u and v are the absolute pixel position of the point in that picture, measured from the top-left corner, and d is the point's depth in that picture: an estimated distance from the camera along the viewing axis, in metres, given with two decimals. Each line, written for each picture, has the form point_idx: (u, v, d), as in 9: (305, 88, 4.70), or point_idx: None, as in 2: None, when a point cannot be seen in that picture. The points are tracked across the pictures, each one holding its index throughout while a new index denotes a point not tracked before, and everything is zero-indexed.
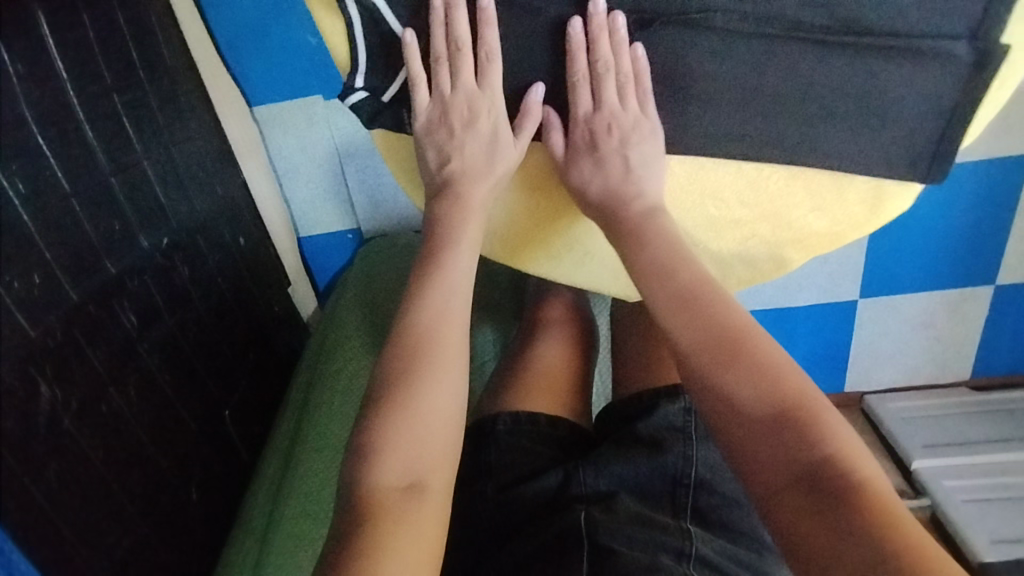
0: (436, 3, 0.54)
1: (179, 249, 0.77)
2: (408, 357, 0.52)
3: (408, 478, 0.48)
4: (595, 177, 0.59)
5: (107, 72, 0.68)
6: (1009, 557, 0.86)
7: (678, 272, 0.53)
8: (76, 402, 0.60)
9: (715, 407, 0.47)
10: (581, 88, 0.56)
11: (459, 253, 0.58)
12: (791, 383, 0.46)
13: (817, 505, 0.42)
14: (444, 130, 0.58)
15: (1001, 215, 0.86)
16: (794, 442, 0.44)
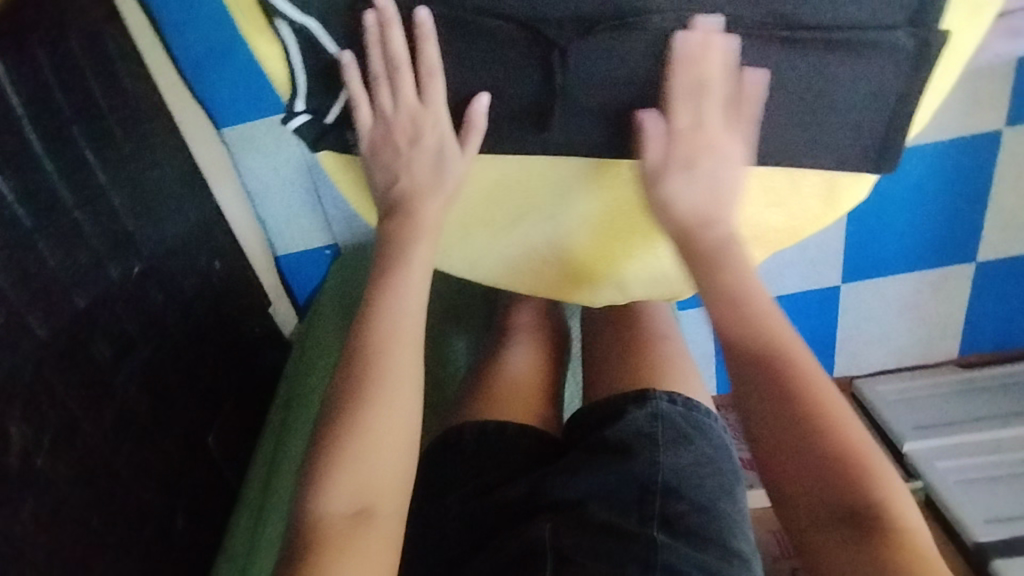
0: (369, 23, 0.53)
1: (152, 276, 0.76)
2: (357, 383, 0.52)
3: (357, 506, 0.49)
4: (687, 195, 0.56)
5: (65, 103, 0.67)
6: (1003, 536, 0.86)
7: (748, 299, 0.54)
8: (49, 439, 0.61)
9: (764, 436, 0.48)
10: (681, 106, 0.54)
11: (410, 274, 0.58)
12: (845, 426, 0.47)
13: (856, 547, 0.44)
14: (390, 149, 0.58)
15: (981, 193, 0.85)
16: (841, 480, 0.46)
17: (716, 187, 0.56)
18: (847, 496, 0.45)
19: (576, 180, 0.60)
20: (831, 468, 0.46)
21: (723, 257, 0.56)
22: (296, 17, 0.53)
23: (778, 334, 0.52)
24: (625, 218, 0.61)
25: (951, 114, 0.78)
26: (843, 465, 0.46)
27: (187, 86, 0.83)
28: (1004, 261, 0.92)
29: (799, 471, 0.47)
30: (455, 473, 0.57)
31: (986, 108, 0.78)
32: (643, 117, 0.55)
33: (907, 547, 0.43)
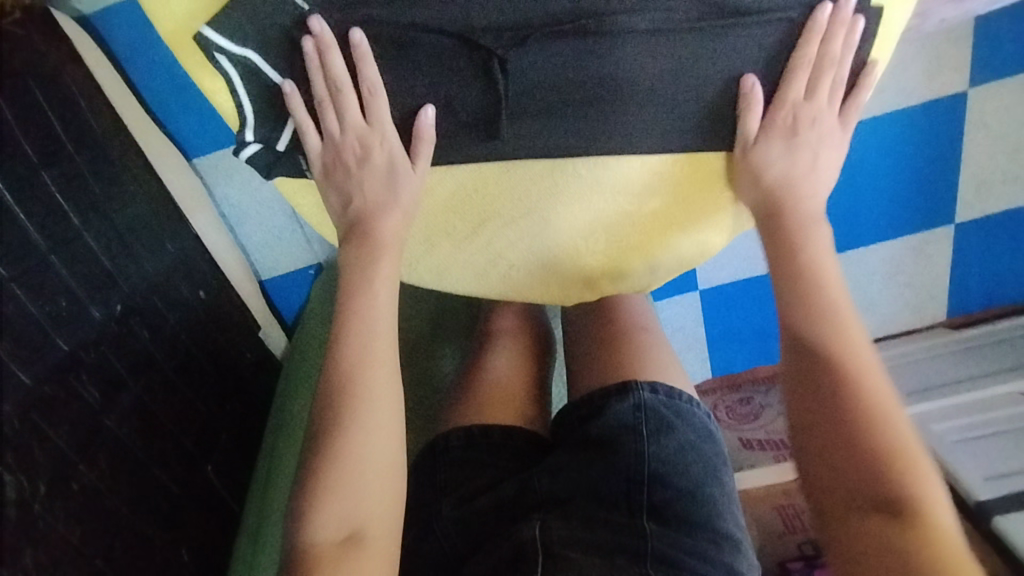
0: (307, 50, 0.54)
1: (136, 313, 0.77)
2: (336, 408, 0.53)
3: (347, 532, 0.50)
4: (778, 161, 0.58)
5: (32, 150, 0.67)
6: (1003, 493, 0.87)
7: (824, 282, 0.56)
8: (44, 484, 0.61)
9: (810, 415, 0.51)
10: (801, 74, 0.55)
11: (378, 293, 0.59)
12: (899, 421, 0.49)
13: (889, 530, 0.45)
14: (342, 172, 0.59)
15: (949, 157, 0.85)
16: (881, 466, 0.47)
17: (805, 158, 0.59)
18: (889, 482, 0.47)
19: (532, 181, 0.59)
20: (875, 456, 0.48)
21: (804, 235, 0.58)
22: (234, 49, 0.53)
23: (845, 323, 0.54)
24: (574, 213, 0.60)
25: (908, 82, 0.79)
26: (889, 454, 0.48)
27: (151, 118, 0.84)
28: (984, 220, 0.91)
29: (845, 451, 0.49)
30: (446, 480, 0.57)
31: (945, 71, 0.78)
32: (747, 81, 0.55)
33: (936, 537, 0.44)
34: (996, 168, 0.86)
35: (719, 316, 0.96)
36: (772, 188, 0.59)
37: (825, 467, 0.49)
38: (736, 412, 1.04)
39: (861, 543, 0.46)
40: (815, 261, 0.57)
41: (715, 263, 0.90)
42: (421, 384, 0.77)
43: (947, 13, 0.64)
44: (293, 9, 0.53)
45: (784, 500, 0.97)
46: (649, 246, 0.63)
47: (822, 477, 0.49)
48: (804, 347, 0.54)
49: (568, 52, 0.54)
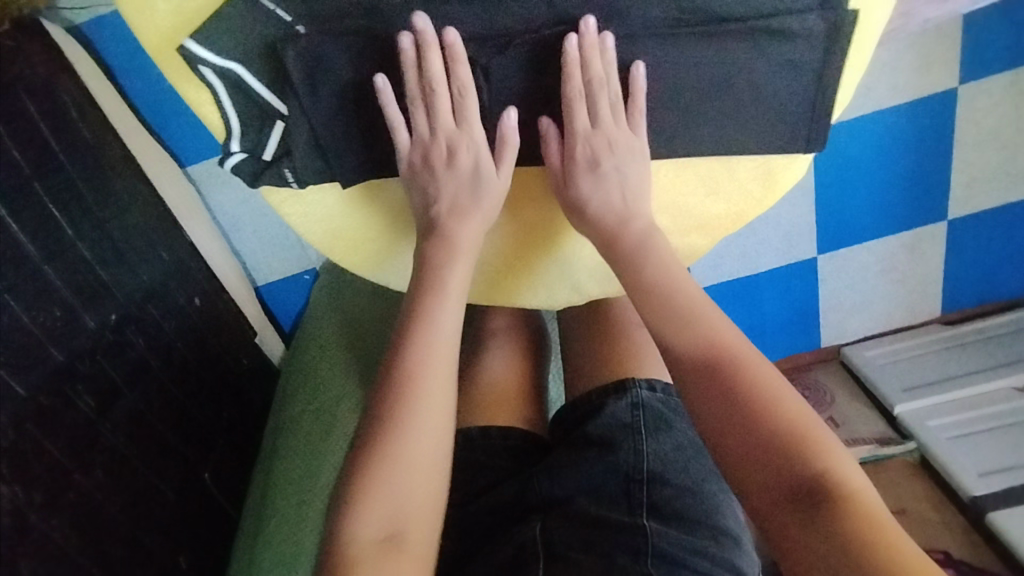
0: (405, 45, 0.53)
1: (130, 321, 0.76)
2: (394, 407, 0.53)
3: (389, 530, 0.50)
4: (594, 196, 0.58)
5: (23, 160, 0.66)
6: (999, 487, 0.86)
7: (677, 296, 0.56)
8: (40, 494, 0.61)
9: (710, 419, 0.50)
10: (575, 104, 0.55)
11: (448, 300, 0.58)
12: (794, 407, 0.48)
13: (813, 519, 0.43)
14: (422, 172, 0.58)
15: (941, 155, 0.86)
16: (787, 456, 0.46)
17: (613, 187, 0.58)
18: (802, 467, 0.45)
19: (522, 189, 0.62)
20: (780, 447, 0.46)
21: (650, 253, 0.58)
22: (217, 62, 0.53)
23: (708, 325, 0.54)
24: (538, 224, 0.62)
25: (892, 81, 0.79)
26: (793, 440, 0.47)
27: (145, 127, 0.84)
28: (974, 217, 0.92)
29: (750, 449, 0.47)
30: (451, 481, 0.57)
31: (935, 66, 0.78)
32: (543, 123, 0.57)
33: (863, 515, 0.43)
34: (986, 164, 0.87)
35: None
36: (598, 221, 0.59)
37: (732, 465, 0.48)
38: None
39: (792, 538, 0.44)
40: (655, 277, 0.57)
41: None
42: None
43: (929, 13, 0.64)
44: (276, 23, 0.53)
45: None
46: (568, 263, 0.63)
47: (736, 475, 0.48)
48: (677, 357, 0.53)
49: (545, 58, 0.54)
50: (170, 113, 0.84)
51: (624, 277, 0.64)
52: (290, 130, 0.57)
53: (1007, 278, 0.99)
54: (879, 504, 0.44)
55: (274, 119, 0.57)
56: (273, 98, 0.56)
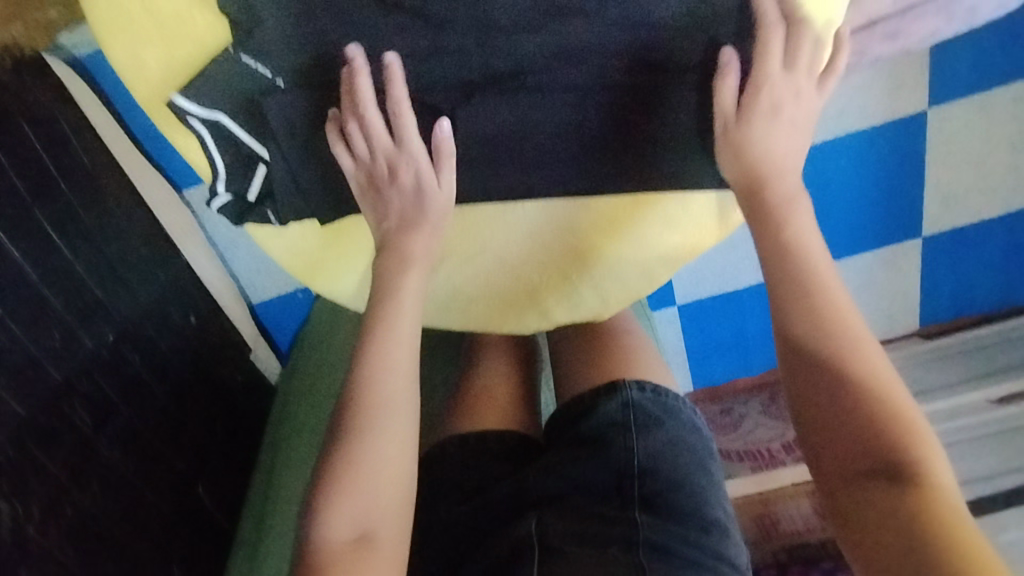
0: (343, 72, 0.55)
1: (127, 340, 0.77)
2: (355, 415, 0.55)
3: (360, 529, 0.51)
4: (765, 139, 0.54)
5: (23, 187, 0.68)
6: (991, 491, 0.90)
7: (812, 256, 0.52)
8: (39, 509, 0.62)
9: (805, 390, 0.48)
10: (773, 43, 0.53)
11: (404, 306, 0.59)
12: (889, 388, 0.47)
13: (887, 497, 0.43)
14: (368, 193, 0.59)
15: (911, 176, 0.90)
16: (875, 438, 0.45)
17: (779, 138, 0.55)
18: (887, 446, 0.44)
19: (488, 221, 0.63)
20: (866, 423, 0.45)
21: (785, 218, 0.54)
22: (203, 113, 0.56)
23: (830, 286, 0.51)
24: (507, 253, 0.65)
25: (867, 104, 0.83)
26: (880, 417, 0.45)
27: (145, 156, 0.86)
28: (948, 233, 0.95)
29: (836, 419, 0.46)
30: (446, 482, 0.58)
31: (905, 91, 0.82)
32: (727, 52, 0.53)
33: (939, 500, 0.42)
34: (959, 183, 0.91)
35: (697, 330, 0.99)
36: (756, 169, 0.55)
37: (816, 442, 0.47)
38: (718, 424, 1.05)
39: (862, 510, 0.43)
40: (810, 238, 0.54)
41: (694, 275, 0.93)
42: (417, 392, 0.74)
43: (880, 52, 0.66)
44: (258, 81, 0.56)
45: (760, 508, 0.94)
46: (648, 259, 0.65)
47: (815, 449, 0.47)
48: (796, 320, 0.50)
49: (508, 100, 0.56)
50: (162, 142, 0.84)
51: (595, 302, 0.67)
52: (272, 173, 0.59)
53: (983, 294, 1.02)
54: (953, 492, 0.43)
55: (257, 162, 0.59)
56: (256, 143, 0.58)
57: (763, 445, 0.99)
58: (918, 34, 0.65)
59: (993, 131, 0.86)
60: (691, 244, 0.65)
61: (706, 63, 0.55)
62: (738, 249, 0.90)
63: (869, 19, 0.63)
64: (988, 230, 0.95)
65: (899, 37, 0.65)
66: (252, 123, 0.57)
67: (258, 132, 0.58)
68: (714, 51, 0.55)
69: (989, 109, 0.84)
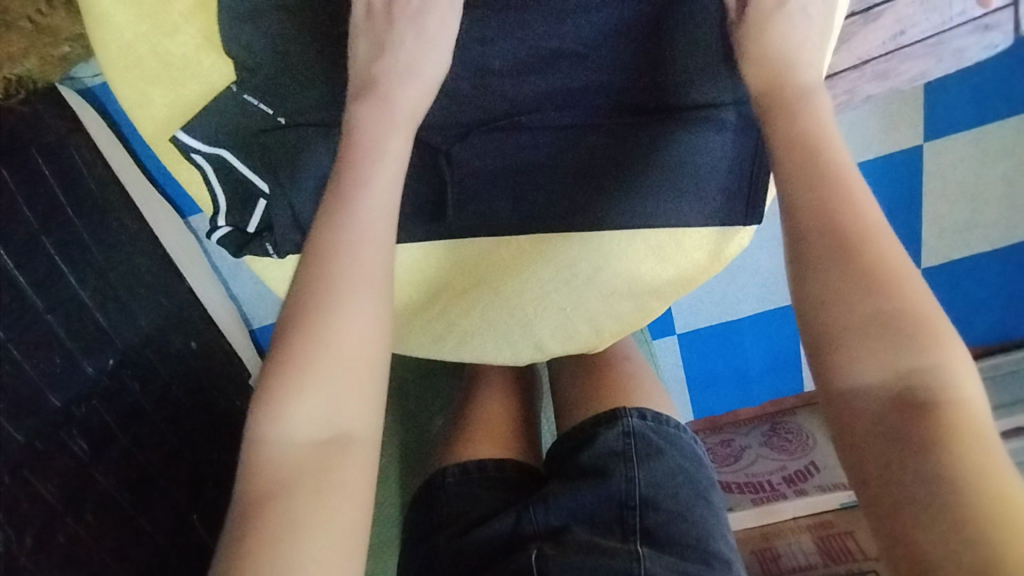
0: None
1: (128, 366, 0.77)
2: (321, 278, 0.41)
3: (329, 427, 0.38)
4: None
5: (30, 214, 0.70)
6: None
7: (826, 146, 0.42)
8: (31, 537, 0.62)
9: (820, 283, 0.37)
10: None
11: (378, 168, 0.46)
12: (905, 280, 0.36)
13: (894, 420, 0.33)
14: (380, 22, 0.54)
15: (908, 209, 0.91)
16: (892, 346, 0.34)
17: (796, 28, 0.50)
18: (888, 354, 0.34)
19: (484, 254, 0.65)
20: (881, 327, 0.35)
21: (806, 104, 0.45)
22: (206, 148, 0.60)
23: (842, 169, 0.40)
24: (502, 286, 0.65)
25: (859, 135, 0.85)
26: (896, 318, 0.35)
27: (160, 194, 0.89)
28: (950, 264, 0.95)
29: (846, 324, 0.36)
30: (443, 513, 0.57)
31: (900, 125, 0.84)
32: None
33: (955, 419, 0.32)
34: (955, 215, 0.91)
35: (698, 361, 0.99)
36: (768, 61, 0.49)
37: (834, 348, 0.36)
38: (718, 455, 1.04)
39: (861, 436, 0.34)
40: (810, 124, 0.43)
41: (695, 305, 0.95)
42: (412, 428, 0.73)
43: (873, 91, 0.68)
44: (262, 116, 0.59)
45: (761, 543, 0.94)
46: (642, 292, 0.64)
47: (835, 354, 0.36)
48: (811, 205, 0.39)
49: (508, 134, 0.61)
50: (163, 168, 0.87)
51: (589, 334, 0.65)
52: (273, 211, 0.59)
53: (985, 327, 1.00)
54: (976, 407, 0.33)
55: (257, 196, 0.61)
56: (256, 176, 0.60)
57: (763, 477, 1.00)
58: (908, 74, 0.67)
59: (987, 166, 0.86)
60: (677, 274, 0.64)
61: (681, 111, 0.58)
62: (737, 277, 0.91)
63: (860, 57, 0.65)
64: (987, 264, 0.94)
65: (889, 76, 0.67)
66: (258, 160, 0.60)
67: (263, 167, 0.59)
68: (687, 101, 0.58)
69: (986, 145, 0.85)
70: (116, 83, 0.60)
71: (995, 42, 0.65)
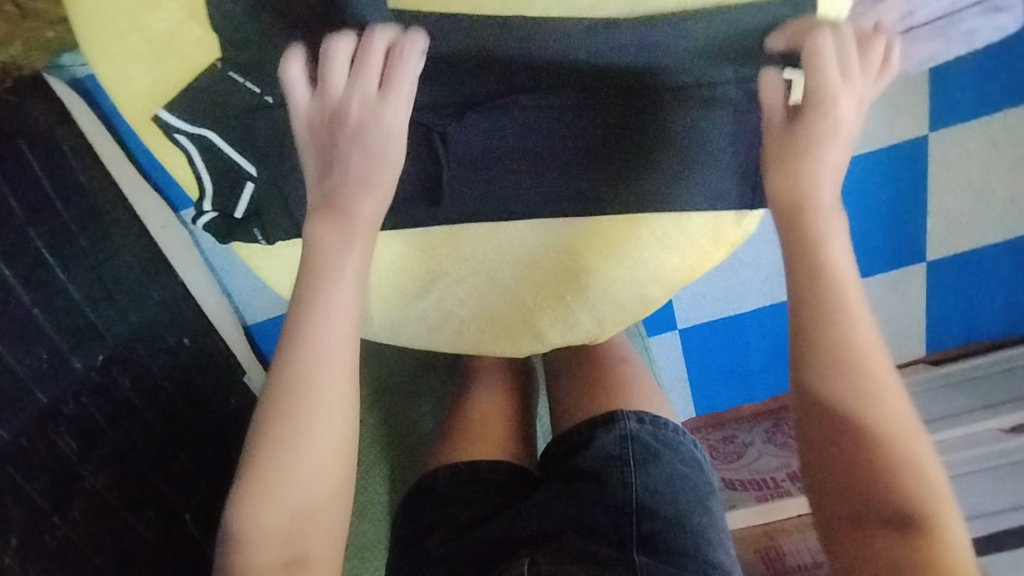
0: (370, 45, 0.48)
1: (118, 361, 0.76)
2: (286, 423, 0.47)
3: (291, 551, 0.47)
4: (841, 113, 0.49)
5: (18, 207, 0.69)
6: (993, 529, 0.85)
7: (844, 288, 0.49)
8: (17, 537, 0.60)
9: (815, 425, 0.47)
10: (824, 51, 0.49)
11: (338, 294, 0.49)
12: (904, 435, 0.46)
13: (902, 548, 0.43)
14: (325, 138, 0.50)
15: (917, 199, 0.89)
16: (890, 489, 0.44)
17: (833, 156, 0.50)
18: (888, 498, 0.44)
19: (479, 241, 0.61)
20: (877, 470, 0.45)
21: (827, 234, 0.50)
22: (191, 130, 0.57)
23: (852, 306, 0.48)
24: (500, 273, 0.62)
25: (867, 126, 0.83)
26: (894, 465, 0.45)
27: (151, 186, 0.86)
28: (954, 257, 0.93)
29: (853, 462, 0.46)
30: (432, 518, 0.56)
31: (902, 117, 0.83)
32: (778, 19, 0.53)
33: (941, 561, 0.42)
34: (962, 208, 0.89)
35: (699, 355, 0.98)
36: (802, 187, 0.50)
37: (831, 486, 0.46)
38: (719, 452, 1.03)
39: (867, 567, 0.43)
40: (837, 256, 0.50)
41: (696, 297, 0.92)
42: (402, 425, 0.72)
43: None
44: (249, 95, 0.56)
45: (766, 541, 0.92)
46: (646, 277, 0.62)
47: (822, 491, 0.46)
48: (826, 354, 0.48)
49: (500, 123, 0.57)
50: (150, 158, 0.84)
51: (590, 324, 0.64)
52: (258, 191, 0.59)
53: (993, 319, 0.98)
54: (959, 549, 0.43)
55: (244, 180, 0.59)
56: (245, 162, 0.58)
57: (767, 474, 0.98)
58: (918, 56, 0.64)
59: (995, 158, 0.84)
60: (688, 262, 0.61)
61: (678, 88, 0.56)
62: (739, 270, 0.89)
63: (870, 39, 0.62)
64: (995, 257, 0.92)
65: (898, 61, 0.64)
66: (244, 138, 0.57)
67: (249, 152, 0.58)
68: (682, 78, 0.56)
69: (994, 133, 0.82)
70: (96, 65, 0.57)
71: (1006, 24, 0.63)
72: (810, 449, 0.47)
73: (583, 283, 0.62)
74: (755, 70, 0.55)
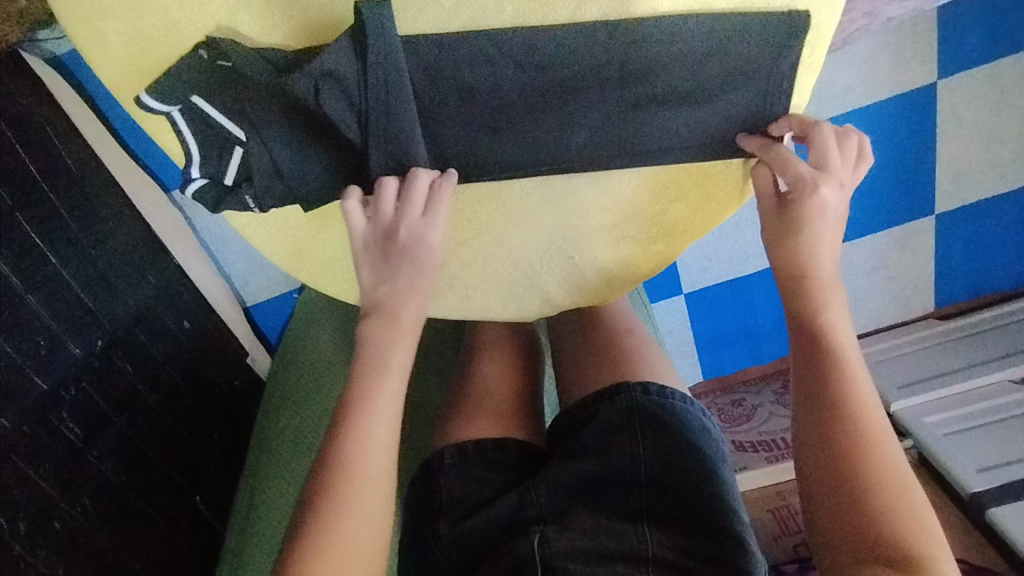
0: (418, 174, 0.52)
1: (118, 346, 0.75)
2: (330, 486, 0.47)
3: None
4: (834, 202, 0.52)
5: (3, 193, 0.66)
6: (999, 481, 0.82)
7: (844, 349, 0.50)
8: (26, 524, 0.60)
9: (813, 455, 0.47)
10: (794, 155, 0.53)
11: (385, 382, 0.50)
12: (901, 476, 0.45)
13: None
14: (378, 257, 0.52)
15: (926, 149, 0.86)
16: (885, 519, 0.43)
17: (829, 238, 0.52)
18: (883, 529, 0.43)
19: (484, 201, 0.57)
20: (871, 499, 0.44)
21: (830, 298, 0.51)
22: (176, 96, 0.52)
23: (848, 359, 0.49)
24: (504, 234, 0.58)
25: (877, 76, 0.80)
26: (890, 502, 0.44)
27: (139, 164, 0.84)
28: (963, 209, 0.91)
29: (853, 492, 0.44)
30: (442, 499, 0.55)
31: (914, 62, 0.79)
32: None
33: None
34: (970, 157, 0.86)
35: (707, 319, 0.97)
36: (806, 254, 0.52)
37: (831, 520, 0.44)
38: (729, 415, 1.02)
39: None
40: (835, 321, 0.51)
41: (701, 262, 0.91)
42: (412, 404, 0.72)
43: (892, 12, 0.62)
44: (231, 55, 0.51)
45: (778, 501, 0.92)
46: (654, 230, 0.59)
47: (822, 522, 0.45)
48: (826, 394, 0.48)
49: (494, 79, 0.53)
50: (136, 138, 0.83)
51: (600, 286, 0.61)
52: (249, 156, 0.54)
53: (999, 270, 0.97)
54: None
55: (234, 144, 0.54)
56: (232, 125, 0.53)
57: (778, 435, 0.97)
58: None
59: (1004, 102, 0.82)
60: (701, 213, 0.59)
61: (652, 69, 0.52)
62: (744, 230, 0.88)
63: None
64: (1003, 207, 0.91)
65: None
66: (229, 103, 0.53)
67: (236, 114, 0.53)
68: (647, 63, 0.51)
69: (1004, 79, 0.80)
70: (63, 16, 0.52)
71: None
72: (807, 489, 0.47)
73: (587, 281, 0.60)
74: (725, 42, 0.51)
